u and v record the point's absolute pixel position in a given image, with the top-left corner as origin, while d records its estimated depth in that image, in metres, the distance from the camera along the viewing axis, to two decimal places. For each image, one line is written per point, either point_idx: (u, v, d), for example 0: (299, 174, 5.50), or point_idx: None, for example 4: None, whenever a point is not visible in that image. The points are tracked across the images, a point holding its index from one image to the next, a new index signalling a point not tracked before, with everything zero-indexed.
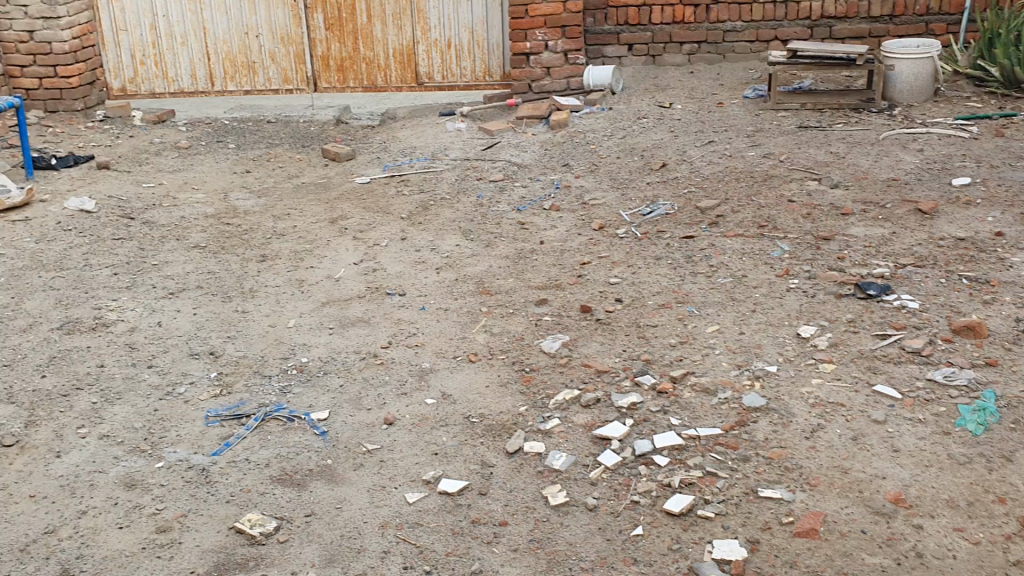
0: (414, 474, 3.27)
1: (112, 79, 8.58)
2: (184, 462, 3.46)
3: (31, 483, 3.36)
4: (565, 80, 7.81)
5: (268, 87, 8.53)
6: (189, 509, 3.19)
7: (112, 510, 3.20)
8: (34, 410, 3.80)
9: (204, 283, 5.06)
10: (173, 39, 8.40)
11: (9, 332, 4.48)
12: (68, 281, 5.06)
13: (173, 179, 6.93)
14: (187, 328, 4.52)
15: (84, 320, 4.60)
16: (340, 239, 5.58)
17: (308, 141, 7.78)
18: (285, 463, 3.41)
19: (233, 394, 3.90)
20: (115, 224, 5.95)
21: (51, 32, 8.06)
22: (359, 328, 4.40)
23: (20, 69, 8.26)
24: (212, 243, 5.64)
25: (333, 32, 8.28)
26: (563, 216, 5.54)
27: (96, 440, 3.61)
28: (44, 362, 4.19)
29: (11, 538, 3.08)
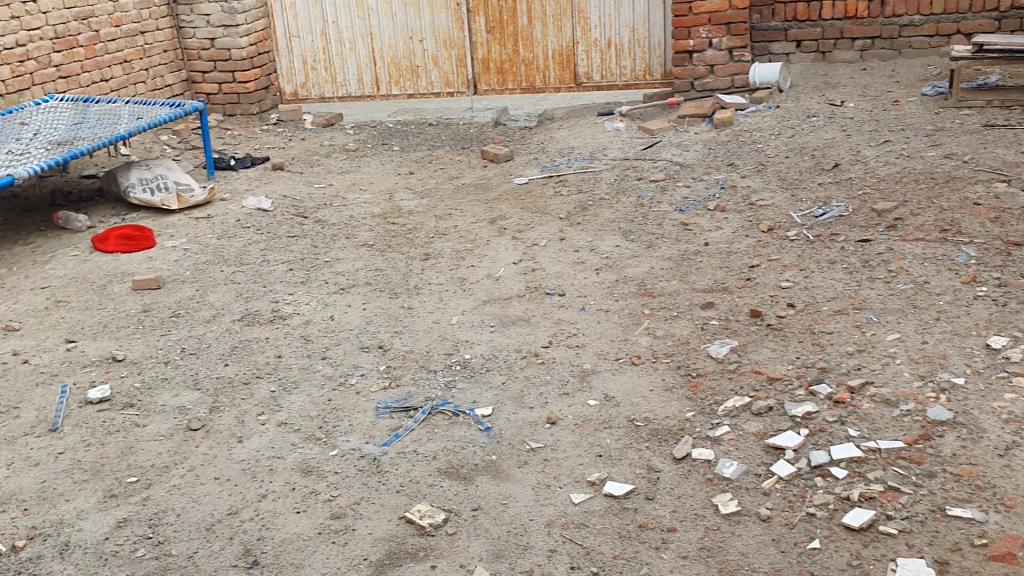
0: (579, 474, 3.25)
1: (285, 84, 8.99)
2: (356, 451, 3.57)
3: (216, 465, 3.54)
4: (729, 78, 7.65)
5: (430, 89, 8.74)
6: (361, 497, 3.29)
7: (290, 495, 3.34)
8: (218, 397, 4.01)
9: (372, 280, 5.22)
10: (342, 45, 8.70)
11: (194, 321, 4.75)
12: (247, 276, 5.33)
13: (342, 180, 7.19)
14: (357, 323, 4.67)
15: (262, 312, 4.83)
16: (500, 238, 5.65)
17: (468, 143, 7.92)
18: (452, 457, 3.47)
19: (400, 387, 4.00)
20: (290, 222, 6.23)
21: (230, 40, 8.51)
22: (520, 326, 4.43)
23: (202, 75, 8.77)
24: (379, 242, 5.82)
25: (494, 34, 8.40)
26: (728, 217, 5.41)
27: (275, 426, 3.78)
28: (226, 351, 4.42)
29: (199, 517, 3.25)
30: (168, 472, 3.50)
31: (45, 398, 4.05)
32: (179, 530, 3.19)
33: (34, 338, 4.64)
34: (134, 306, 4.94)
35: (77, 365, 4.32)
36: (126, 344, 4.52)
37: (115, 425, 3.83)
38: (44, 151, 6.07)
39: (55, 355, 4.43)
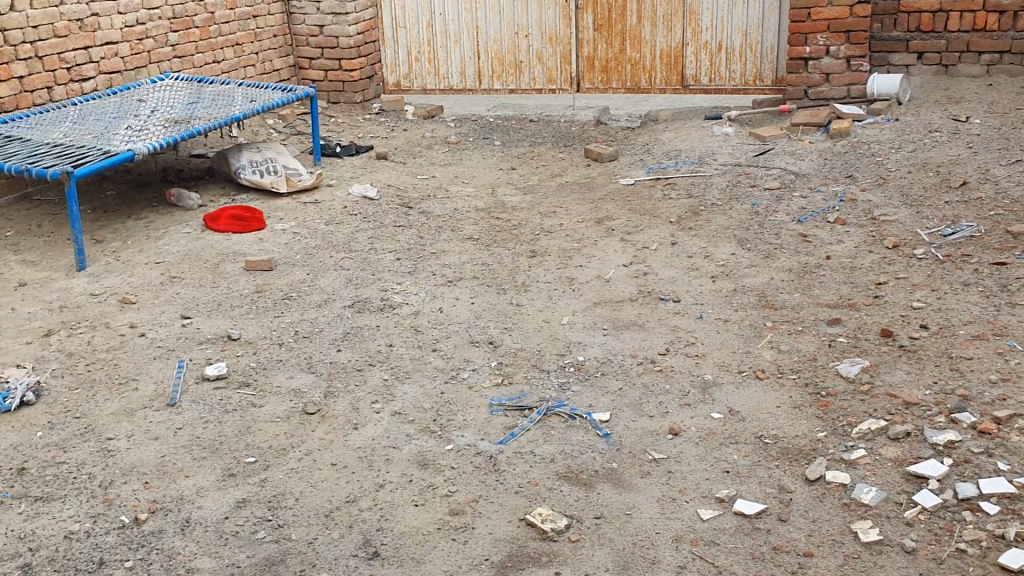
0: (705, 490, 3.16)
1: (389, 74, 8.99)
2: (472, 447, 3.52)
3: (332, 451, 3.52)
4: (846, 87, 7.42)
5: (532, 86, 8.67)
6: (480, 495, 3.23)
7: (407, 487, 3.30)
8: (332, 381, 4.01)
9: (478, 274, 5.15)
10: (448, 37, 8.68)
11: (306, 305, 4.75)
12: (356, 263, 5.33)
13: (445, 172, 7.16)
14: (466, 317, 4.61)
15: (372, 300, 4.82)
16: (608, 239, 5.53)
17: (571, 141, 7.80)
18: (571, 461, 3.39)
19: (514, 385, 3.93)
20: (395, 212, 6.23)
21: (338, 27, 8.56)
22: (635, 331, 4.32)
23: (309, 61, 8.83)
24: (484, 236, 5.75)
25: (601, 32, 8.30)
26: (850, 231, 5.23)
27: (389, 416, 3.75)
28: (338, 337, 4.41)
29: (317, 502, 3.23)
30: (286, 455, 3.49)
31: (162, 372, 4.06)
32: (298, 514, 3.17)
33: (150, 311, 4.67)
34: (247, 286, 4.98)
35: (193, 341, 4.34)
36: (240, 323, 4.54)
37: (232, 403, 3.84)
38: (162, 128, 6.10)
39: (171, 330, 4.45)
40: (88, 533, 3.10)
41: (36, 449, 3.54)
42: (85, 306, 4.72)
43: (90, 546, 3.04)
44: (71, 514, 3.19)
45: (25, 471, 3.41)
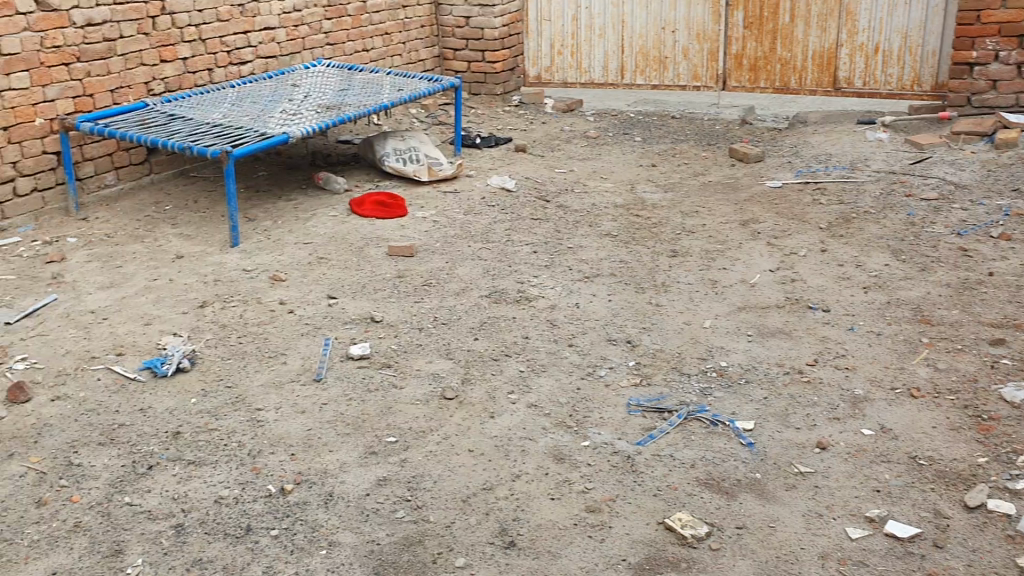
0: (854, 508, 3.05)
1: (531, 67, 9.02)
2: (609, 446, 3.48)
3: (470, 437, 3.55)
4: (1014, 95, 7.01)
5: (676, 82, 8.54)
6: (617, 494, 3.20)
7: (544, 480, 3.29)
8: (469, 369, 4.04)
9: (617, 272, 5.08)
10: (593, 31, 8.65)
11: (444, 293, 4.81)
12: (494, 254, 5.36)
13: (583, 166, 7.10)
14: (604, 314, 4.56)
15: (509, 292, 4.83)
16: (753, 242, 5.38)
17: (714, 139, 7.60)
18: (712, 468, 3.31)
19: (653, 387, 3.87)
20: (533, 205, 6.23)
21: (484, 19, 8.62)
22: (780, 339, 4.19)
23: (453, 52, 8.91)
24: (623, 233, 5.67)
25: (751, 30, 8.10)
26: (1014, 248, 4.95)
27: (526, 408, 3.75)
28: (476, 326, 4.44)
29: (454, 488, 3.25)
30: (425, 438, 3.54)
31: (309, 348, 4.18)
32: (436, 497, 3.21)
33: (297, 289, 4.81)
34: (389, 271, 5.06)
35: (338, 321, 4.45)
36: (382, 306, 4.63)
37: (374, 383, 3.92)
38: (315, 113, 6.21)
39: (318, 308, 4.58)
40: (237, 500, 3.18)
41: (190, 415, 3.65)
42: (238, 281, 4.88)
43: (238, 513, 3.12)
44: (221, 480, 3.28)
45: (179, 435, 3.52)
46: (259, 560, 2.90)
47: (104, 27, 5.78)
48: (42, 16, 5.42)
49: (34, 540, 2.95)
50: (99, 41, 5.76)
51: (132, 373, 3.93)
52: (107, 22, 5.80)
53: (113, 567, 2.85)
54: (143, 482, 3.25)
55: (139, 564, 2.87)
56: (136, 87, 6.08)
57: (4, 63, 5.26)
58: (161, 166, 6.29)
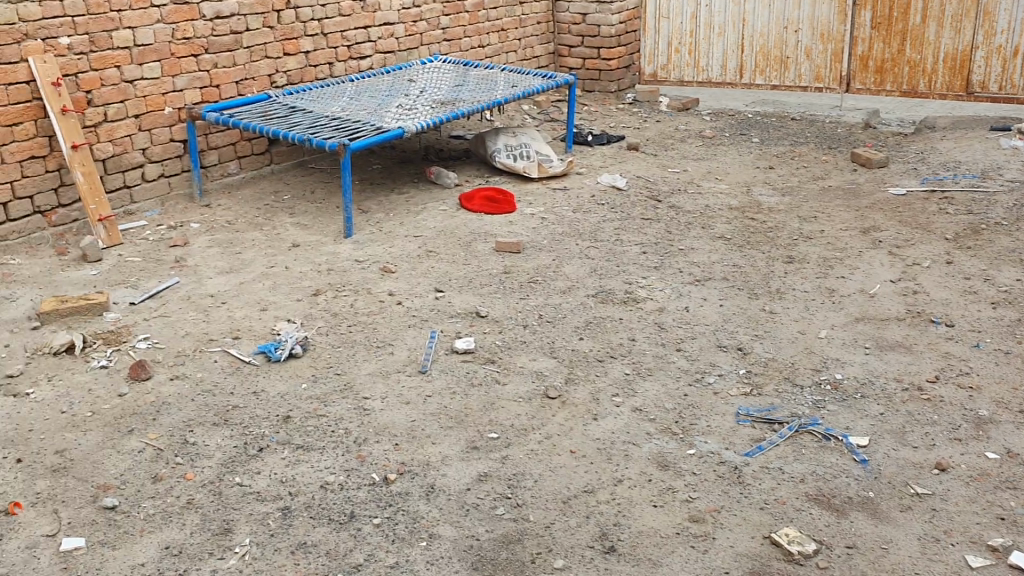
0: (975, 535, 2.91)
1: (646, 65, 8.88)
2: (715, 455, 3.40)
3: (572, 439, 3.52)
4: None
5: (796, 83, 8.29)
6: (722, 505, 3.12)
7: (647, 486, 3.24)
8: (573, 369, 4.01)
9: (729, 276, 4.97)
10: (712, 29, 8.48)
11: (551, 290, 4.79)
12: (603, 253, 5.31)
13: (698, 166, 6.97)
14: (714, 319, 4.46)
15: (616, 292, 4.78)
16: (874, 251, 5.18)
17: (835, 143, 7.35)
18: (822, 483, 3.21)
19: (763, 397, 3.76)
20: (644, 204, 6.15)
21: (602, 16, 8.55)
22: (900, 353, 4.03)
23: (569, 49, 8.90)
24: (737, 236, 5.55)
25: (879, 30, 7.81)
26: None
27: (630, 411, 3.70)
28: (582, 325, 4.41)
29: (555, 488, 3.23)
30: (527, 436, 3.53)
31: (416, 340, 4.22)
32: (537, 496, 3.19)
33: (407, 282, 4.87)
34: (496, 267, 5.07)
35: (444, 314, 4.48)
36: (489, 302, 4.64)
37: (478, 377, 3.92)
38: (430, 108, 6.26)
39: (425, 301, 4.62)
40: (341, 486, 3.22)
41: (300, 400, 3.73)
42: (349, 271, 4.97)
43: (343, 499, 3.16)
44: (327, 465, 3.33)
45: (289, 420, 3.60)
46: (361, 548, 2.94)
47: (232, 20, 5.96)
48: (174, 9, 5.62)
49: (149, 514, 3.05)
50: (226, 34, 5.95)
51: (247, 357, 4.04)
52: (234, 15, 5.98)
53: (222, 546, 2.92)
54: (253, 463, 3.34)
55: (247, 544, 2.94)
56: (260, 80, 6.27)
57: (138, 54, 5.47)
58: (281, 157, 6.47)
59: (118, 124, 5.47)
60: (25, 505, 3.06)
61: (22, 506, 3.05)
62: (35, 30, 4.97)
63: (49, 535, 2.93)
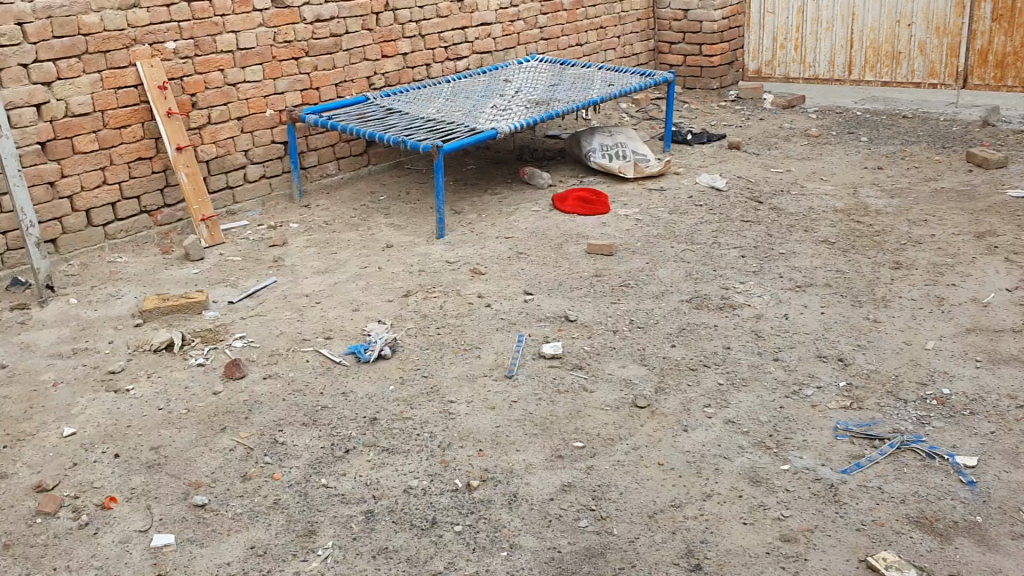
0: None
1: (750, 61, 8.70)
2: (811, 472, 3.26)
3: (660, 450, 3.43)
4: None
5: (909, 79, 7.96)
6: (816, 525, 2.99)
7: (737, 502, 3.12)
8: (664, 377, 3.91)
9: (832, 282, 4.77)
10: (819, 24, 8.21)
11: (643, 295, 4.69)
12: (699, 256, 5.18)
13: (802, 166, 6.74)
14: (814, 328, 4.29)
15: (712, 298, 4.64)
16: (989, 257, 4.91)
17: (950, 141, 7.00)
18: (926, 505, 3.04)
19: (864, 411, 3.59)
20: (744, 206, 5.97)
21: (704, 11, 8.36)
22: (1014, 368, 3.80)
23: (669, 45, 8.74)
24: (842, 240, 5.33)
25: (1000, 23, 7.42)
26: None
27: (723, 423, 3.58)
28: (674, 332, 4.30)
29: (641, 502, 3.15)
30: (614, 446, 3.45)
31: (504, 344, 4.19)
32: (622, 509, 3.11)
33: (497, 283, 4.84)
34: (588, 270, 5.00)
35: (533, 318, 4.43)
36: (579, 305, 4.57)
37: (565, 384, 3.86)
38: (525, 108, 6.22)
39: (514, 304, 4.58)
40: (425, 491, 3.21)
41: (387, 402, 3.74)
42: (441, 272, 4.97)
43: (426, 504, 3.15)
44: (411, 469, 3.33)
45: (376, 422, 3.61)
46: (441, 555, 2.92)
47: (332, 23, 6.05)
48: (276, 13, 5.73)
49: (237, 514, 3.10)
50: (326, 37, 6.04)
51: (337, 357, 4.08)
52: (334, 18, 6.06)
53: (306, 547, 2.94)
54: (339, 465, 3.36)
55: (329, 547, 2.95)
56: (358, 82, 6.34)
57: (240, 58, 5.60)
58: (378, 158, 6.53)
59: (221, 127, 5.61)
60: (121, 501, 3.15)
61: (117, 501, 3.14)
62: (144, 35, 5.13)
63: (141, 531, 3.01)
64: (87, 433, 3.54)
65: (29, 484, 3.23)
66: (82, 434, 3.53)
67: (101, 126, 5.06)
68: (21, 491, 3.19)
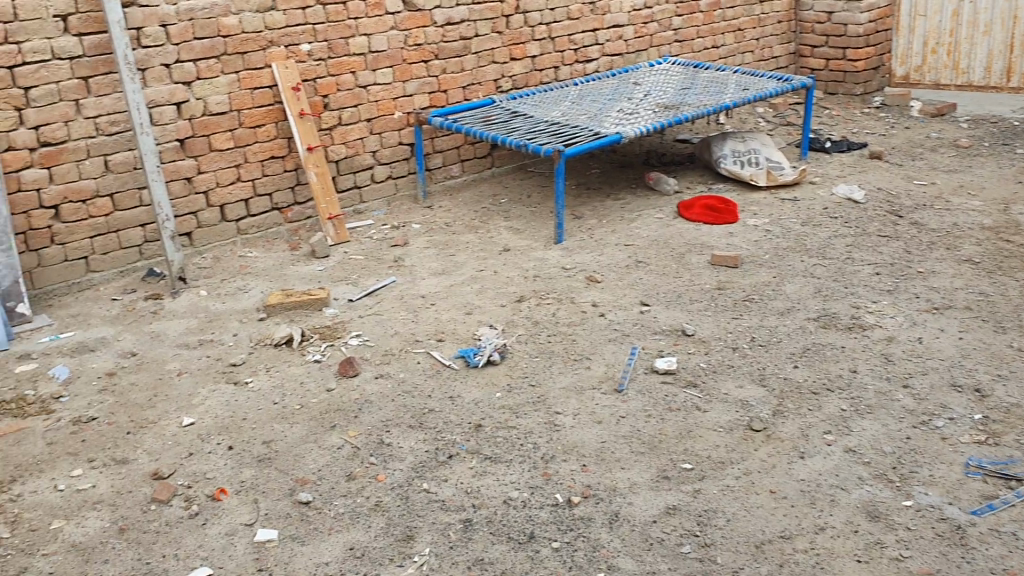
0: None
1: (898, 66, 8.26)
2: (936, 510, 3.04)
3: (773, 477, 3.27)
4: None
5: None
6: (938, 569, 2.79)
7: (852, 538, 2.95)
8: (783, 400, 3.74)
9: (974, 305, 4.47)
10: (976, 28, 7.76)
11: (767, 311, 4.51)
12: (829, 272, 4.95)
13: (948, 179, 6.36)
14: (951, 354, 4.02)
15: (840, 317, 4.42)
16: None
17: None
18: None
19: (1001, 448, 3.34)
20: (882, 220, 5.67)
21: (849, 14, 7.98)
22: None
23: (811, 49, 8.39)
24: (987, 260, 4.99)
25: None
26: None
27: (842, 452, 3.39)
28: (797, 352, 4.11)
29: (749, 530, 3.01)
30: (724, 470, 3.32)
31: (616, 356, 4.10)
32: (727, 537, 2.98)
33: (614, 292, 4.75)
34: (710, 281, 4.85)
35: (649, 330, 4.33)
36: (697, 319, 4.44)
37: (677, 402, 3.75)
38: (653, 113, 6.09)
39: (630, 315, 4.49)
40: (524, 504, 3.17)
41: (493, 410, 3.71)
42: (557, 278, 4.92)
43: (525, 517, 3.10)
44: (513, 480, 3.29)
45: (480, 429, 3.59)
46: (537, 571, 2.87)
47: (462, 25, 6.09)
48: (408, 15, 5.81)
49: (339, 513, 3.13)
50: (456, 40, 6.09)
51: (447, 360, 4.09)
52: (465, 21, 6.10)
53: (403, 553, 2.95)
54: (441, 470, 3.35)
55: (426, 554, 2.94)
56: (486, 84, 6.37)
57: (372, 60, 5.70)
58: (502, 160, 6.55)
59: (351, 128, 5.72)
60: (230, 493, 3.24)
61: (227, 493, 3.23)
62: (280, 37, 5.29)
63: (247, 524, 3.09)
64: (205, 423, 3.66)
65: (147, 471, 3.36)
66: (200, 425, 3.65)
67: (237, 125, 5.24)
68: (139, 478, 3.33)
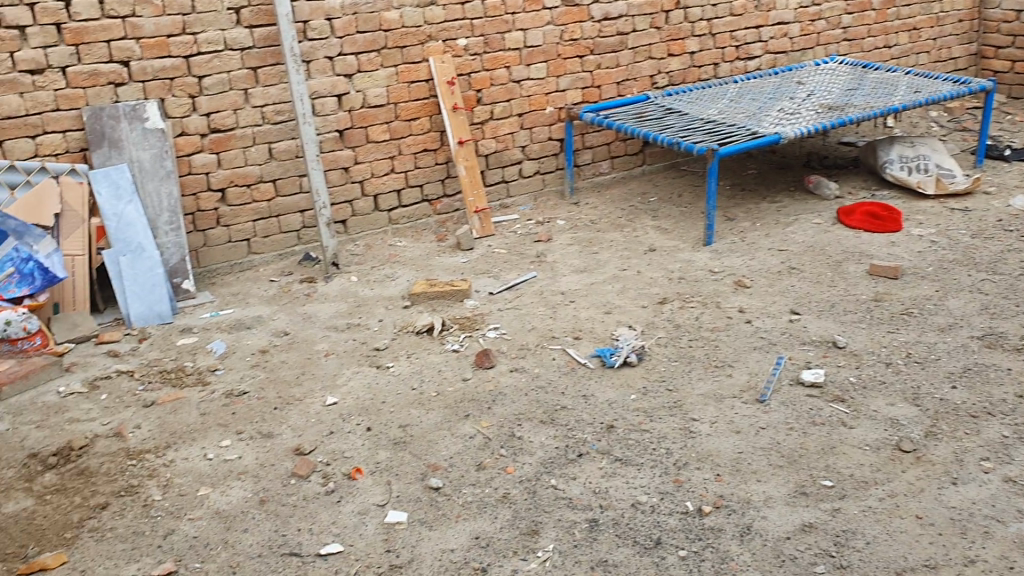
0: None
1: None
2: None
3: (921, 502, 3.09)
4: None
5: None
6: None
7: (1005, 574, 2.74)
8: (938, 421, 3.52)
9: None
10: None
11: (926, 326, 4.26)
12: (999, 288, 4.62)
13: None
14: None
15: (1008, 337, 4.12)
16: None
17: None
18: None
19: None
20: None
21: None
22: None
23: (995, 50, 7.89)
24: None
25: None
26: None
27: (1001, 481, 3.16)
28: (956, 371, 3.86)
29: (889, 555, 2.85)
30: (867, 490, 3.16)
31: (760, 365, 3.98)
32: (866, 561, 2.84)
33: (761, 299, 4.61)
34: (866, 292, 4.63)
35: (797, 340, 4.17)
36: (849, 331, 4.24)
37: (822, 416, 3.59)
38: (815, 113, 5.85)
39: (778, 323, 4.33)
40: (653, 508, 3.11)
41: (627, 411, 3.67)
42: (702, 281, 4.81)
43: (653, 522, 3.05)
44: (643, 484, 3.24)
45: (613, 429, 3.55)
46: None
47: (620, 21, 6.03)
48: (565, 11, 5.81)
49: (467, 502, 3.17)
50: (612, 35, 6.04)
51: (583, 359, 4.07)
52: (623, 17, 6.05)
53: (527, 547, 2.96)
54: (571, 468, 3.34)
55: (550, 550, 2.94)
56: (641, 81, 6.29)
57: (527, 55, 5.74)
58: (653, 158, 6.47)
59: (502, 122, 5.78)
60: (365, 473, 3.34)
61: (362, 473, 3.33)
62: (438, 32, 5.39)
63: (379, 505, 3.17)
64: (346, 404, 3.78)
65: (289, 446, 3.51)
66: (342, 404, 3.78)
67: (393, 117, 5.39)
68: (282, 452, 3.48)
